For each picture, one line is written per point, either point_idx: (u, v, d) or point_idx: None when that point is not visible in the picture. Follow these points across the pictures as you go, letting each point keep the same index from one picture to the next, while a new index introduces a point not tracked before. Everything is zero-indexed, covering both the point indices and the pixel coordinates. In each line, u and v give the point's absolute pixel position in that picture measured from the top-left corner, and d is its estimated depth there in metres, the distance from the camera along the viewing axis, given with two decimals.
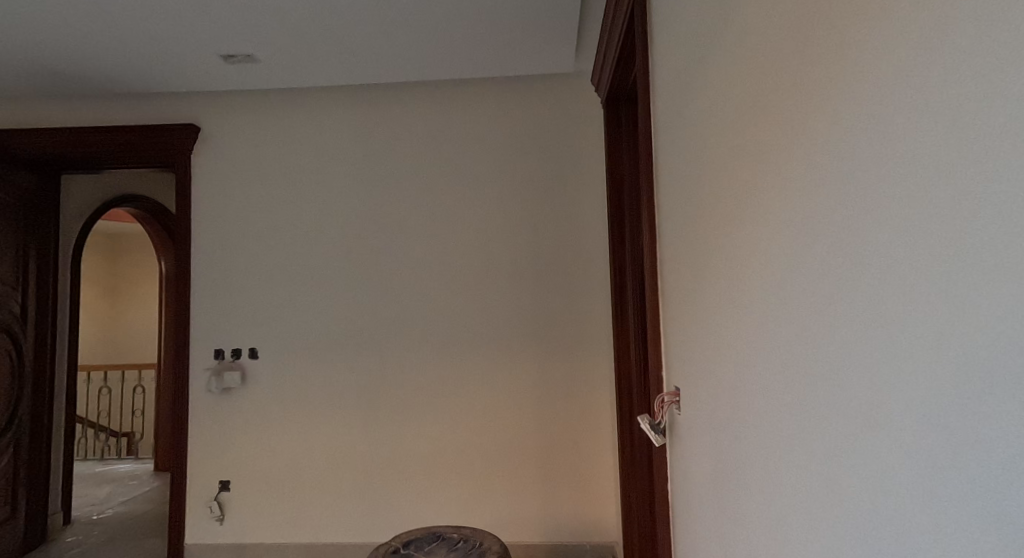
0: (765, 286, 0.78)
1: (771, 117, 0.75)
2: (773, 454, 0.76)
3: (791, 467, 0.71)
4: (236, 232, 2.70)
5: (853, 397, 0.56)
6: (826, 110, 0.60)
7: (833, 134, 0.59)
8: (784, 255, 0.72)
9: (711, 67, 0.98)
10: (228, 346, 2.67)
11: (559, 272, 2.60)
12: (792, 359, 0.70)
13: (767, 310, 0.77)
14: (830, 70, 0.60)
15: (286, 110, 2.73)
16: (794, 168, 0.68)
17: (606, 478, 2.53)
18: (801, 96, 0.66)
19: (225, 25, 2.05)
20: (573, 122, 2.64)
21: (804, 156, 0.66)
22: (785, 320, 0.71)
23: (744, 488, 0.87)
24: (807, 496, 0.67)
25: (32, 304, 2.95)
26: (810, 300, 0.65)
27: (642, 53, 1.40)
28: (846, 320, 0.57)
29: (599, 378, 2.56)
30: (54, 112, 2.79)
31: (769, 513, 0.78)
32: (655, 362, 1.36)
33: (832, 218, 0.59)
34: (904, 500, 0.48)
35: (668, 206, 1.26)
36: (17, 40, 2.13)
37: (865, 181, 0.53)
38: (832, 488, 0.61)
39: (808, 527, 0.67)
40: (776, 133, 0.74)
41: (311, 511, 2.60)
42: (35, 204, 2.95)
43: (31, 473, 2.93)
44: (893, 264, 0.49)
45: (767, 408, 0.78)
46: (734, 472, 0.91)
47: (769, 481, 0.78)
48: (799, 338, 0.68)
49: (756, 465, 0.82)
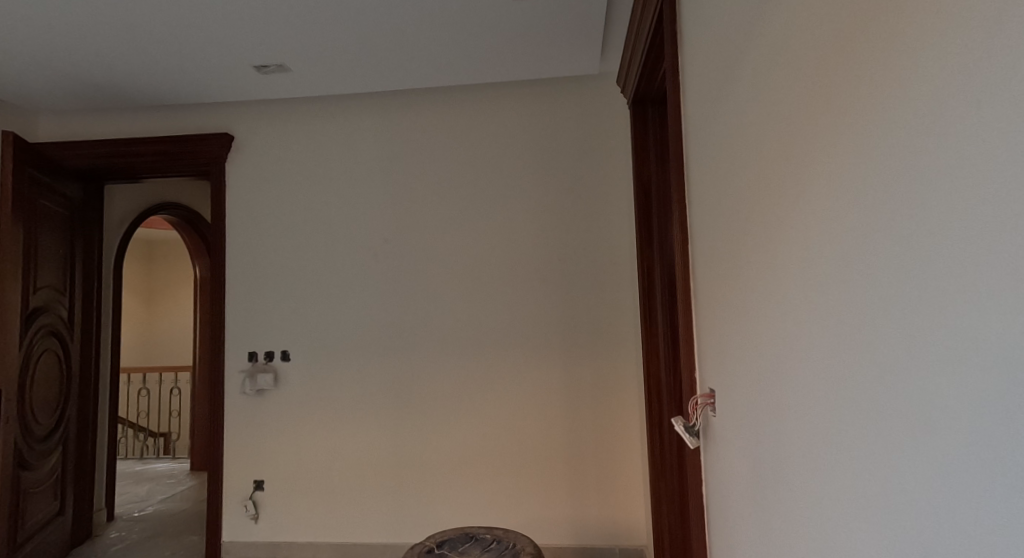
0: (802, 286, 0.76)
1: (807, 114, 0.73)
2: (811, 456, 0.74)
3: (825, 469, 0.70)
4: (269, 238, 2.77)
5: (892, 395, 0.55)
6: (865, 104, 0.59)
7: (874, 130, 0.57)
8: (820, 253, 0.70)
9: (743, 65, 0.97)
10: (261, 349, 2.74)
11: (587, 274, 2.59)
12: (830, 358, 0.68)
13: (805, 310, 0.75)
14: (863, 74, 0.59)
15: (317, 118, 2.79)
16: (833, 165, 0.66)
17: (637, 481, 2.51)
18: (839, 91, 0.65)
19: (259, 37, 2.12)
20: (599, 123, 2.63)
21: (841, 152, 0.64)
22: (823, 321, 0.70)
23: (780, 490, 0.86)
24: (842, 499, 0.67)
25: (78, 309, 3.07)
26: (848, 299, 0.63)
27: (670, 53, 1.39)
28: (887, 317, 0.55)
29: (628, 380, 2.54)
30: (97, 124, 2.92)
31: (806, 515, 0.77)
32: (688, 364, 1.34)
33: (872, 216, 0.58)
34: (941, 501, 0.48)
35: (699, 208, 1.25)
36: (65, 55, 2.23)
37: (908, 176, 0.51)
38: (866, 491, 0.61)
39: (849, 530, 0.65)
40: (812, 130, 0.72)
41: (342, 510, 2.64)
42: (82, 213, 3.08)
43: (77, 471, 3.06)
44: (938, 258, 0.47)
45: (805, 408, 0.76)
46: (771, 474, 0.89)
47: (803, 484, 0.77)
48: (837, 337, 0.66)
49: (793, 468, 0.81)
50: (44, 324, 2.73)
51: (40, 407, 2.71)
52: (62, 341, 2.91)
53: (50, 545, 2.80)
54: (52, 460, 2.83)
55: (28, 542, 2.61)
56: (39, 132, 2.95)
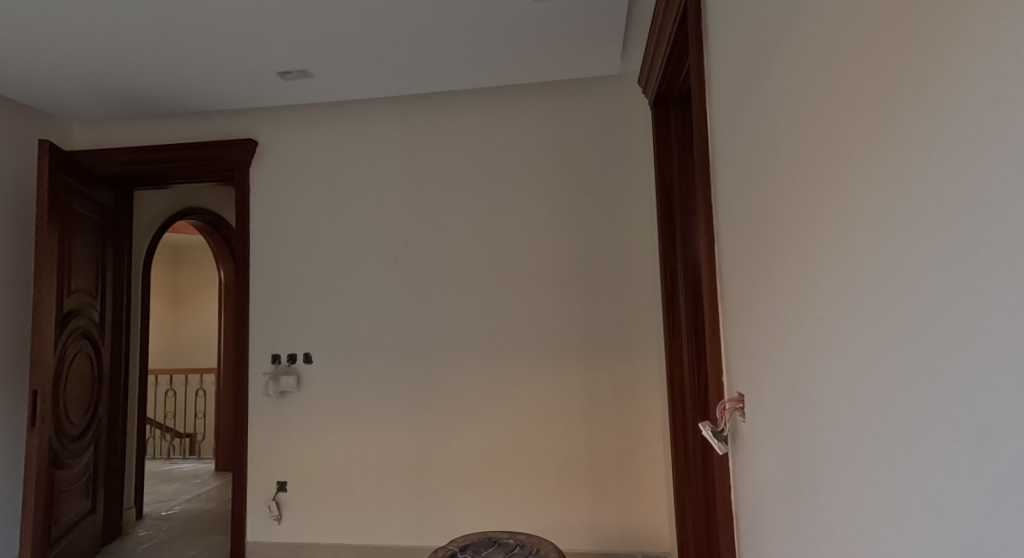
0: (842, 282, 0.74)
1: (847, 107, 0.72)
2: (851, 455, 0.73)
3: (868, 469, 0.69)
4: (292, 242, 2.81)
5: (951, 388, 0.53)
6: (915, 98, 0.58)
7: (925, 127, 0.56)
8: (864, 247, 0.68)
9: (773, 61, 0.95)
10: (284, 351, 2.77)
11: (609, 277, 2.57)
12: (875, 355, 0.67)
13: (843, 306, 0.74)
14: (911, 73, 0.59)
15: (338, 123, 2.83)
16: (878, 157, 0.65)
17: (660, 486, 2.48)
18: (885, 83, 0.63)
19: (284, 44, 2.15)
20: (619, 124, 2.61)
21: (888, 143, 0.63)
22: (867, 316, 0.68)
23: (817, 492, 0.83)
24: (887, 498, 0.65)
25: (108, 311, 3.15)
26: (896, 291, 0.62)
27: (695, 52, 1.37)
28: (946, 309, 0.54)
29: (650, 384, 2.51)
30: (127, 132, 3.00)
31: (846, 517, 0.75)
32: (715, 368, 1.31)
33: (926, 209, 0.56)
34: (1006, 497, 0.47)
35: (726, 208, 1.23)
36: (97, 65, 2.30)
37: (969, 172, 0.51)
38: (915, 489, 0.60)
39: (900, 530, 0.63)
40: (854, 124, 0.70)
41: (363, 512, 2.66)
42: (112, 219, 3.16)
43: (107, 470, 3.14)
44: (1004, 253, 0.46)
45: (846, 407, 0.74)
46: (807, 477, 0.87)
47: (842, 484, 0.76)
48: (883, 332, 0.65)
49: (832, 468, 0.79)
50: (77, 327, 2.81)
51: (73, 408, 2.79)
52: (94, 343, 2.99)
53: (82, 543, 2.87)
54: (84, 460, 2.90)
55: (61, 540, 2.67)
56: (73, 141, 3.05)
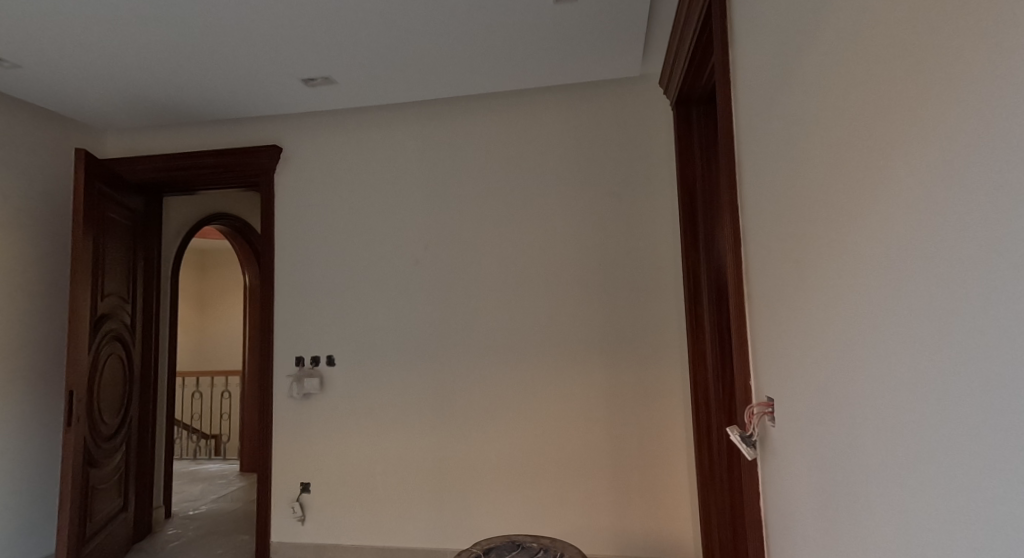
0: (881, 280, 0.71)
1: (884, 103, 0.70)
2: (886, 457, 0.71)
3: (904, 470, 0.68)
4: (316, 246, 2.85)
5: (999, 390, 0.51)
6: (955, 97, 0.56)
7: (965, 126, 0.55)
8: (904, 244, 0.66)
9: (805, 58, 0.93)
10: (308, 354, 2.81)
11: (630, 279, 2.55)
12: (918, 356, 0.64)
13: (883, 306, 0.71)
14: (950, 72, 0.57)
15: (361, 128, 2.87)
16: (920, 152, 0.62)
17: (683, 492, 2.45)
18: (928, 78, 0.61)
19: (309, 51, 2.19)
20: (640, 126, 2.60)
21: (927, 143, 0.61)
22: (908, 315, 0.66)
23: (856, 499, 0.80)
24: (924, 499, 0.64)
25: (139, 315, 3.24)
26: (936, 290, 0.60)
27: (720, 51, 1.36)
28: (985, 307, 0.53)
29: (673, 387, 2.48)
30: (158, 140, 3.08)
31: (883, 521, 0.73)
32: (742, 373, 1.29)
33: (972, 202, 0.54)
34: None
35: (753, 210, 1.21)
36: (130, 76, 2.37)
37: (1011, 171, 0.49)
38: (954, 491, 0.58)
39: (948, 541, 0.60)
40: (893, 118, 0.68)
41: (385, 514, 2.68)
42: (143, 224, 3.25)
43: (138, 469, 3.22)
44: None
45: (886, 411, 0.71)
46: (843, 483, 0.84)
47: (877, 487, 0.74)
48: (926, 332, 0.62)
49: (873, 475, 0.75)
50: (110, 330, 2.89)
51: (106, 408, 2.87)
52: (126, 345, 3.07)
53: (115, 540, 2.95)
54: (116, 459, 2.98)
55: (95, 536, 2.75)
56: (106, 148, 3.14)
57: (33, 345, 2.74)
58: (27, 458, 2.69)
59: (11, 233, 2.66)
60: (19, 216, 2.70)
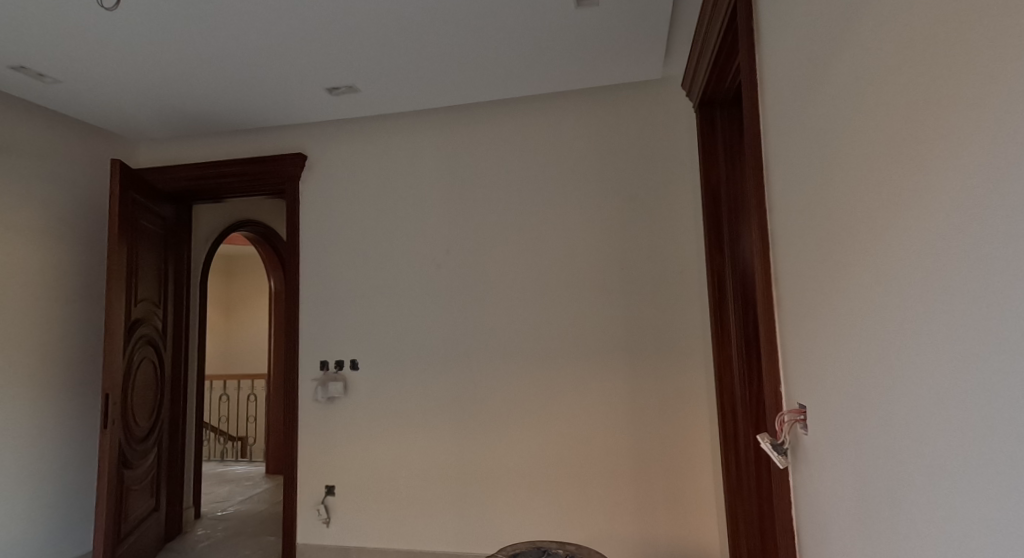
0: (915, 284, 0.70)
1: (920, 104, 0.68)
2: (924, 463, 0.70)
3: (943, 476, 0.66)
4: (340, 252, 2.90)
5: None
6: (996, 99, 0.55)
7: (1006, 128, 0.53)
8: (946, 242, 0.63)
9: (836, 57, 0.91)
10: (332, 358, 2.85)
11: (653, 283, 2.53)
12: (960, 358, 0.62)
13: (918, 309, 0.70)
14: (991, 72, 0.56)
15: (383, 135, 2.90)
16: (962, 150, 0.60)
17: (708, 499, 2.41)
18: (968, 75, 0.59)
19: (334, 61, 2.23)
20: (663, 129, 2.58)
21: (966, 146, 0.59)
22: (950, 315, 0.63)
23: (896, 508, 0.77)
24: (964, 505, 0.62)
25: (169, 320, 3.32)
26: (974, 294, 0.59)
27: (746, 50, 1.33)
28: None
29: (698, 392, 2.45)
30: (187, 150, 3.16)
31: (921, 528, 0.71)
32: (772, 379, 1.26)
33: (1013, 203, 0.52)
34: None
35: (782, 212, 1.19)
36: (162, 88, 2.44)
37: None
38: (995, 497, 0.57)
39: (997, 550, 0.57)
40: (931, 117, 0.66)
41: (408, 518, 2.69)
42: (174, 232, 3.34)
43: (168, 470, 3.30)
44: None
45: (927, 416, 0.69)
46: (882, 491, 0.81)
47: (914, 494, 0.73)
48: (969, 332, 0.60)
49: (913, 481, 0.73)
50: (143, 335, 2.97)
51: (139, 411, 2.94)
52: (157, 350, 3.15)
53: (147, 540, 3.02)
54: (148, 461, 3.05)
55: (129, 536, 2.82)
56: (139, 158, 3.23)
57: (70, 350, 2.83)
58: (65, 459, 2.78)
59: (50, 241, 2.76)
60: (57, 224, 2.80)
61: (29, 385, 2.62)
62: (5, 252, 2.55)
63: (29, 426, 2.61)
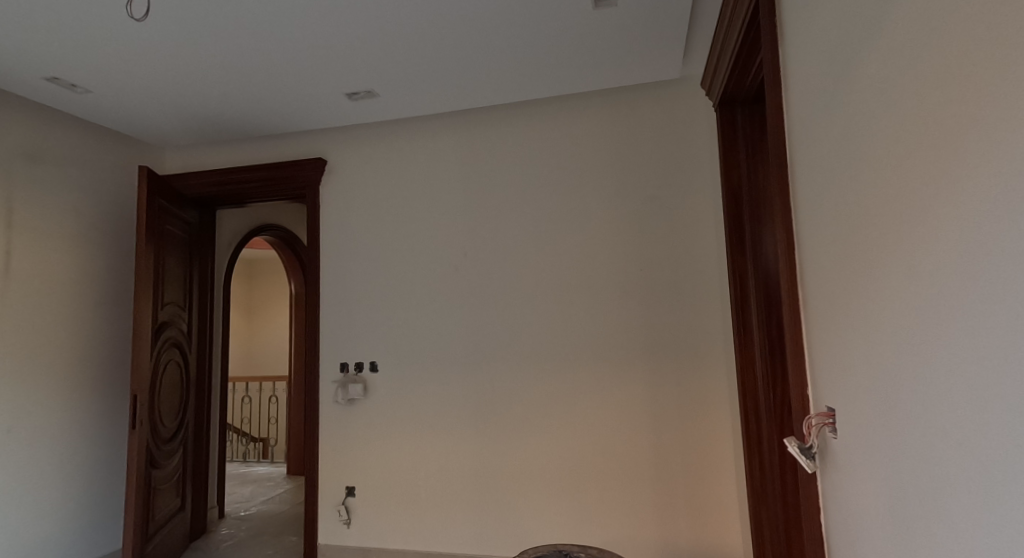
0: (946, 285, 0.69)
1: (953, 101, 0.67)
2: (958, 466, 0.68)
3: (977, 479, 0.65)
4: (360, 256, 2.92)
5: None
6: None
7: None
8: (981, 239, 0.62)
9: (864, 51, 0.89)
10: (352, 360, 2.88)
11: (673, 284, 2.50)
12: (993, 361, 0.60)
13: (950, 310, 0.68)
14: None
15: (402, 139, 2.92)
16: (997, 148, 0.59)
17: (732, 503, 2.37)
18: (1001, 73, 0.58)
19: (353, 67, 2.26)
20: (682, 129, 2.55)
21: (1000, 144, 0.58)
22: (990, 313, 0.61)
23: (934, 514, 0.75)
24: (1000, 509, 0.61)
25: (194, 322, 3.39)
26: (1009, 294, 0.57)
27: (769, 48, 1.31)
28: None
29: (720, 395, 2.42)
30: (212, 156, 3.22)
31: (956, 532, 0.70)
32: (798, 382, 1.23)
33: None
34: None
35: (808, 212, 1.17)
36: (187, 96, 2.49)
37: None
38: None
39: None
40: (963, 115, 0.65)
41: (427, 520, 2.70)
42: (198, 236, 3.40)
43: (194, 470, 3.36)
44: None
45: (967, 418, 0.66)
46: (918, 497, 0.78)
47: (949, 498, 0.71)
48: (1009, 331, 0.58)
49: (950, 483, 0.71)
50: (169, 337, 3.04)
51: (166, 412, 3.01)
52: (183, 352, 3.21)
53: (174, 538, 3.08)
54: (175, 461, 3.11)
55: (157, 534, 2.88)
56: (165, 166, 3.31)
57: (101, 352, 2.90)
58: (95, 458, 2.85)
59: (82, 246, 2.84)
60: (89, 230, 2.88)
61: (62, 386, 2.69)
62: (39, 257, 2.63)
63: (61, 427, 2.68)
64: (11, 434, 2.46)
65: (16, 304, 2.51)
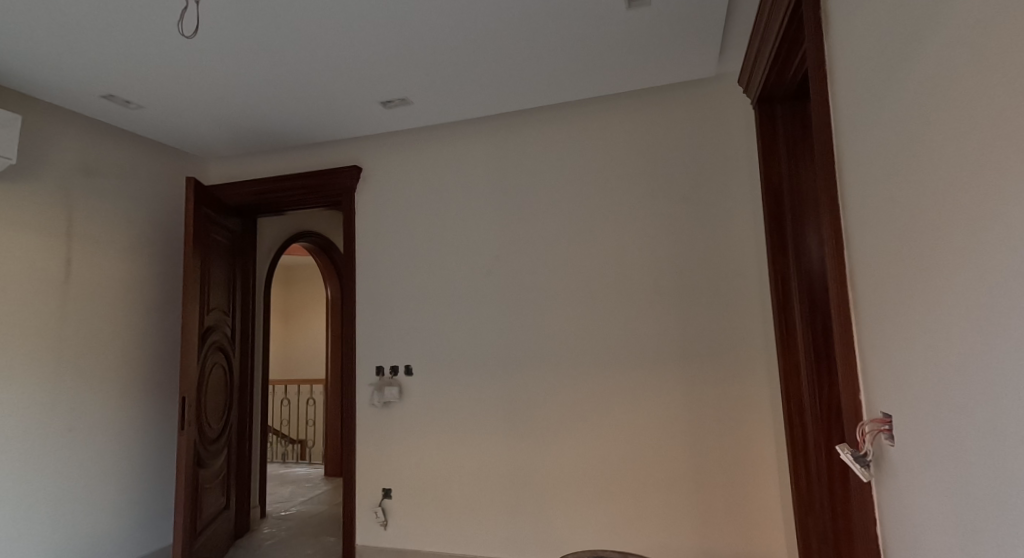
0: (1009, 285, 0.66)
1: (1015, 96, 0.64)
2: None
3: None
4: (394, 260, 2.97)
5: None
6: None
7: None
8: None
9: (920, 39, 0.85)
10: (387, 363, 2.92)
11: (710, 285, 2.45)
12: None
13: (1014, 312, 0.65)
14: None
15: (434, 144, 2.96)
16: None
17: (776, 511, 2.30)
18: None
19: (389, 75, 2.29)
20: (715, 128, 2.51)
21: None
22: None
23: (1003, 526, 0.71)
24: None
25: (238, 327, 3.50)
26: None
27: (813, 41, 1.27)
28: None
29: (761, 399, 2.35)
30: (253, 166, 3.32)
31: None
32: (849, 387, 1.18)
33: None
34: None
35: (857, 210, 1.12)
36: (229, 109, 2.58)
37: None
38: None
39: None
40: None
41: (462, 522, 2.71)
42: (240, 243, 3.51)
43: (238, 470, 3.46)
44: None
45: None
46: (989, 510, 0.73)
47: (1015, 508, 0.68)
48: None
49: (1016, 492, 0.67)
50: (215, 341, 3.14)
51: (212, 413, 3.11)
52: (227, 356, 3.31)
53: (220, 536, 3.18)
54: (220, 461, 3.22)
55: (204, 531, 2.98)
56: (209, 175, 3.43)
57: (152, 355, 3.03)
58: (147, 458, 2.97)
59: (135, 254, 2.97)
60: (140, 239, 3.01)
61: (116, 388, 2.82)
62: (95, 264, 2.75)
63: (116, 427, 2.80)
64: (72, 433, 2.58)
65: (75, 309, 2.64)
